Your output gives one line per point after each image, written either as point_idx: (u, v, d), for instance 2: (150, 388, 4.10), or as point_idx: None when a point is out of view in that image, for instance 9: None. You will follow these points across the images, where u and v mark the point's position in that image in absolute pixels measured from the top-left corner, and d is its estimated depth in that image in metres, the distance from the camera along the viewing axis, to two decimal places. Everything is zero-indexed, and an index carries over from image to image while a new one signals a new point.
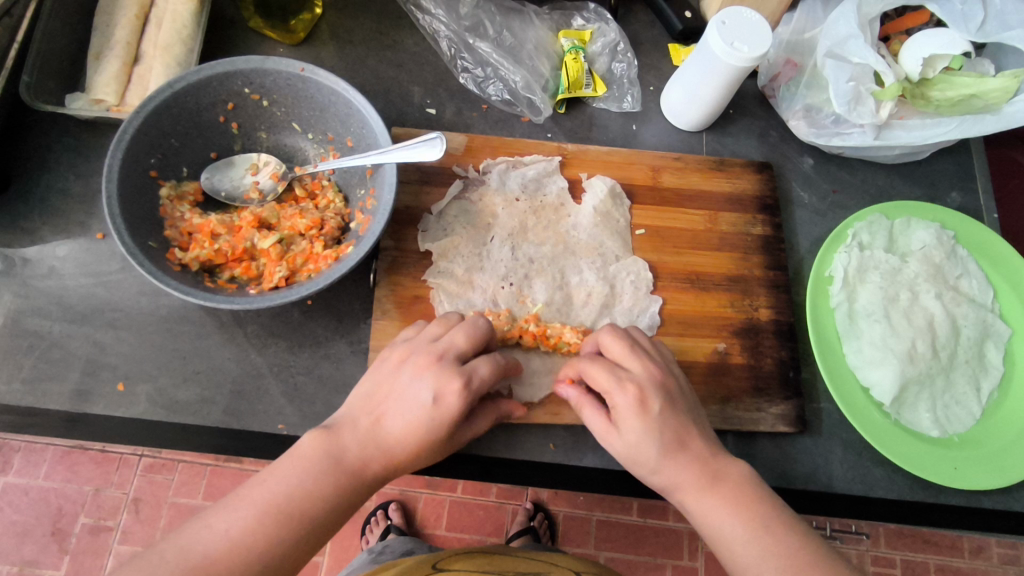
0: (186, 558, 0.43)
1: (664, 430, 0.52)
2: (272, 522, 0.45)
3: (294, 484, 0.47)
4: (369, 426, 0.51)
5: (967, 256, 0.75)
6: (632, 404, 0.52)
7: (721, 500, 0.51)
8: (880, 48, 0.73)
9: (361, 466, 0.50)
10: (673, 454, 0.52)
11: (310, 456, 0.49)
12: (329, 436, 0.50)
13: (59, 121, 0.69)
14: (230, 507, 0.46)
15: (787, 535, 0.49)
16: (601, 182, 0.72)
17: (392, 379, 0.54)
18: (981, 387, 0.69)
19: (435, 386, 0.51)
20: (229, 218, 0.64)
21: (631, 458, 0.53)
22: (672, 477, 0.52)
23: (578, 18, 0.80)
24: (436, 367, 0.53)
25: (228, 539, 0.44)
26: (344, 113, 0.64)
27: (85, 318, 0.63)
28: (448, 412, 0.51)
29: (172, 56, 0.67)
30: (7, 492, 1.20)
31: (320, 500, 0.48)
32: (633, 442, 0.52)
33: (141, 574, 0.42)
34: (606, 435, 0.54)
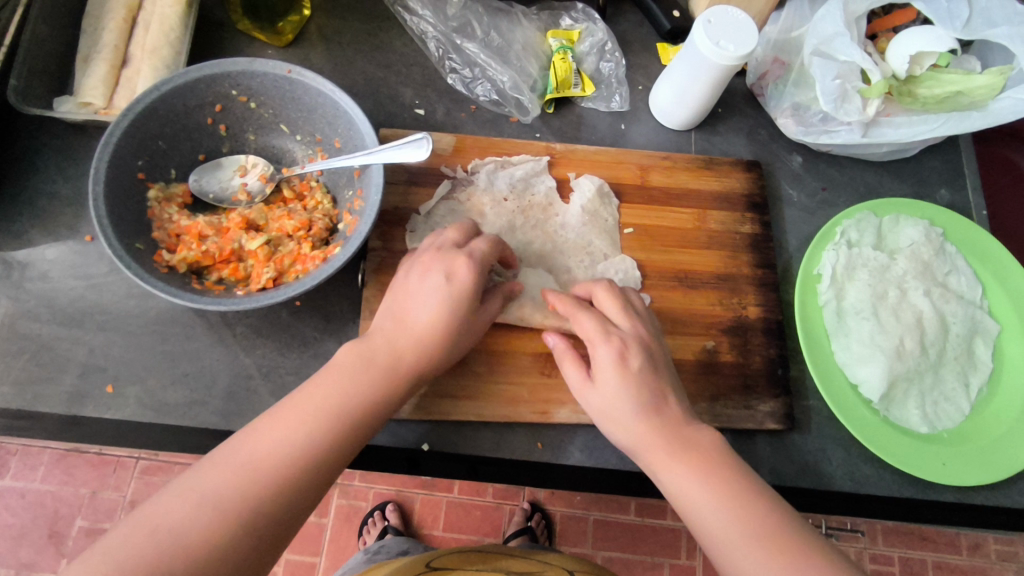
0: (236, 462, 0.45)
1: (644, 388, 0.53)
2: (318, 420, 0.47)
3: (334, 387, 0.49)
4: (393, 326, 0.53)
5: (956, 253, 0.75)
6: (612, 356, 0.55)
7: (694, 472, 0.50)
8: (867, 46, 0.73)
9: (395, 360, 0.52)
10: (646, 417, 0.52)
11: (344, 364, 0.51)
12: (360, 345, 0.52)
13: (47, 124, 0.69)
14: (274, 415, 0.48)
15: (754, 506, 0.48)
16: (589, 181, 0.72)
17: (401, 285, 0.56)
18: (969, 384, 0.70)
19: (445, 269, 0.55)
20: (218, 220, 0.64)
21: (601, 414, 0.55)
22: (639, 436, 0.52)
23: (566, 18, 0.80)
24: (440, 255, 0.56)
25: (275, 447, 0.46)
26: (331, 114, 0.64)
27: (73, 320, 0.63)
28: (463, 283, 0.54)
29: (160, 58, 0.67)
30: (4, 495, 1.20)
31: (359, 395, 0.50)
32: (612, 395, 0.54)
33: (198, 478, 0.44)
34: (584, 389, 0.56)
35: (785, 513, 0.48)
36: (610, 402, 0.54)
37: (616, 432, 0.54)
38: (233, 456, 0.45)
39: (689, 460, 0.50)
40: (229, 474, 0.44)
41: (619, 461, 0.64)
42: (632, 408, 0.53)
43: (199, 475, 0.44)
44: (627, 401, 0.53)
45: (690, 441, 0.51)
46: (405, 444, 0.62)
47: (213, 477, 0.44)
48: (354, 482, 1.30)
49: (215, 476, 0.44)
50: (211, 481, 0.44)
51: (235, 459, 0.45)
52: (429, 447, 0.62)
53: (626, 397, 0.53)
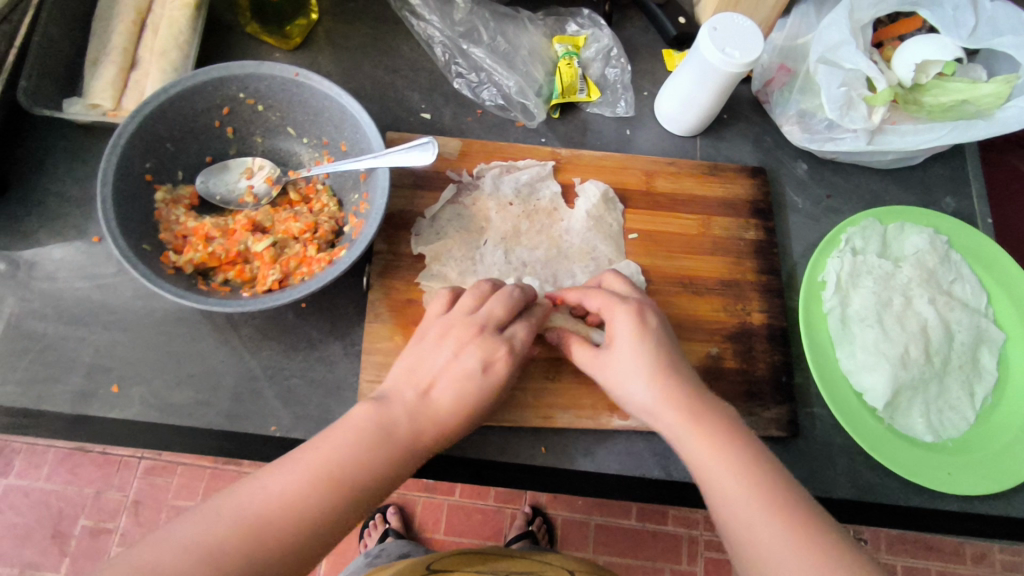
0: (241, 515, 0.43)
1: (661, 347, 0.55)
2: (325, 489, 0.45)
3: (348, 453, 0.47)
4: (417, 400, 0.52)
5: (961, 261, 0.75)
6: (632, 326, 0.56)
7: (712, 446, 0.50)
8: (872, 54, 0.73)
9: (412, 439, 0.50)
10: (660, 382, 0.53)
11: (362, 428, 0.49)
12: (381, 410, 0.51)
13: (57, 125, 0.69)
14: (284, 467, 0.46)
15: (763, 473, 0.49)
16: (593, 186, 0.73)
17: (432, 354, 0.55)
18: (974, 393, 0.69)
19: (484, 355, 0.54)
20: (224, 221, 0.64)
21: (617, 379, 0.55)
22: (658, 397, 0.53)
23: (572, 23, 0.80)
24: (480, 337, 0.55)
25: (282, 501, 0.44)
26: (338, 117, 0.65)
27: (80, 320, 0.63)
28: (497, 374, 0.54)
29: (169, 61, 0.68)
30: (8, 494, 1.20)
31: (374, 466, 0.48)
32: (629, 357, 0.55)
33: (201, 526, 0.42)
34: (593, 361, 0.58)
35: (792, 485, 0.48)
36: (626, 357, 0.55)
37: (628, 396, 0.55)
38: (236, 508, 0.43)
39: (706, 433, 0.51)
40: (233, 526, 0.42)
41: (622, 466, 0.64)
42: (646, 372, 0.54)
43: (200, 524, 0.42)
44: (644, 357, 0.54)
45: (707, 415, 0.52)
46: None
47: (214, 528, 0.42)
48: None
49: (216, 529, 0.42)
50: (212, 533, 0.42)
51: (237, 514, 0.43)
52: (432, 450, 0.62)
53: (641, 358, 0.54)
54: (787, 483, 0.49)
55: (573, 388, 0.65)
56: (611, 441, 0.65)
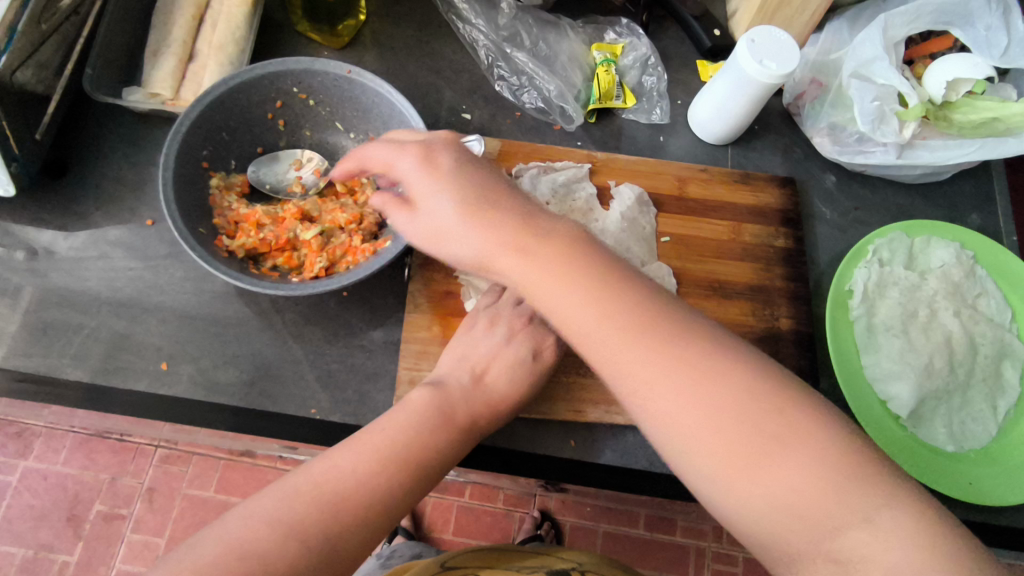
0: (317, 492, 0.43)
1: (456, 177, 0.52)
2: (395, 468, 0.46)
3: (412, 434, 0.49)
4: (472, 383, 0.55)
5: (986, 277, 0.76)
6: (416, 160, 0.53)
7: (684, 392, 0.42)
8: (904, 71, 0.75)
9: (470, 421, 0.53)
10: (592, 297, 0.45)
11: (422, 411, 0.51)
12: (439, 394, 0.53)
13: (115, 112, 0.72)
14: (351, 448, 0.47)
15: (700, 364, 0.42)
16: (628, 189, 0.74)
17: (485, 342, 0.59)
18: (997, 406, 0.70)
19: (534, 345, 0.59)
20: (273, 209, 0.67)
21: (433, 233, 0.51)
22: (479, 237, 0.49)
23: (610, 32, 0.83)
24: (529, 327, 0.60)
25: (356, 480, 0.45)
26: (386, 114, 0.67)
27: (132, 299, 0.65)
28: (545, 362, 0.59)
29: (226, 55, 0.71)
30: (27, 476, 1.23)
31: (438, 446, 0.50)
32: (434, 210, 0.51)
33: (278, 504, 0.42)
34: (410, 218, 0.53)
35: (727, 383, 0.42)
36: (541, 276, 0.46)
37: (495, 269, 0.49)
38: (313, 487, 0.43)
39: (704, 382, 0.42)
40: (312, 503, 0.42)
41: (649, 463, 0.66)
42: (579, 293, 0.45)
43: (277, 503, 0.42)
44: (502, 235, 0.48)
45: (658, 339, 0.43)
46: None
47: (295, 506, 0.42)
48: None
49: (297, 507, 0.42)
50: (292, 512, 0.42)
51: (315, 494, 0.43)
52: None
53: (575, 287, 0.45)
54: (730, 392, 0.41)
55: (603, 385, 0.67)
56: (638, 438, 0.67)
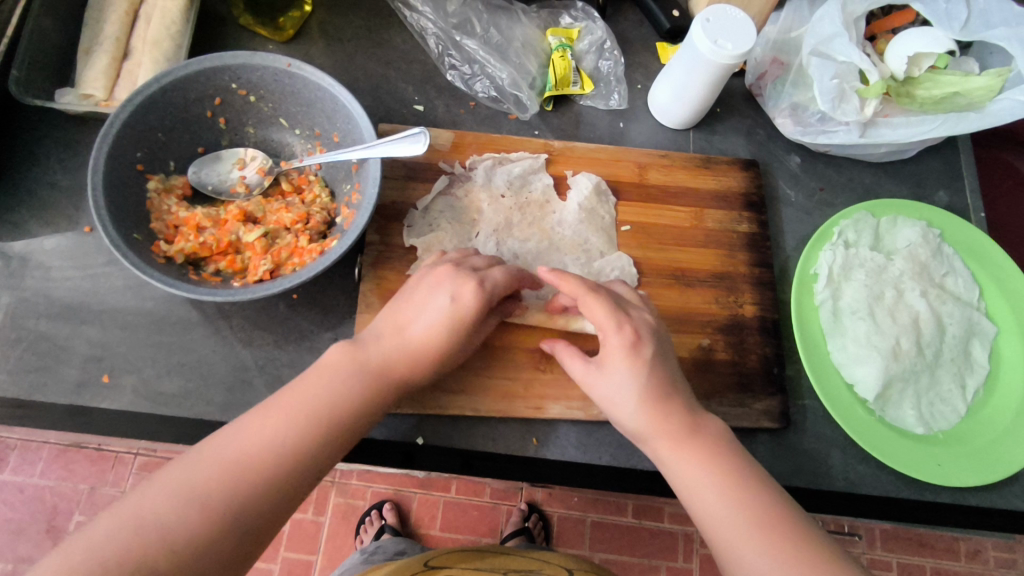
0: (222, 456, 0.45)
1: (653, 375, 0.55)
2: (305, 423, 0.48)
3: (325, 389, 0.50)
4: (392, 335, 0.54)
5: (953, 255, 0.75)
6: (625, 343, 0.56)
7: (775, 548, 0.48)
8: (865, 47, 0.74)
9: (388, 371, 0.53)
10: (726, 483, 0.51)
11: (336, 365, 0.52)
12: (354, 350, 0.53)
13: (48, 116, 0.69)
14: (261, 411, 0.48)
15: (753, 496, 0.51)
16: (586, 179, 0.73)
17: (411, 296, 0.57)
18: (966, 385, 0.70)
19: (453, 289, 0.56)
20: (215, 212, 0.64)
21: (605, 399, 0.56)
22: (647, 423, 0.54)
23: (565, 16, 0.80)
24: (453, 275, 0.57)
25: (261, 439, 0.47)
26: (330, 108, 0.65)
27: (72, 309, 0.63)
28: (467, 308, 0.55)
29: (161, 51, 0.68)
30: (3, 489, 1.20)
31: (349, 398, 0.50)
32: (620, 385, 0.55)
33: (182, 472, 0.44)
34: (586, 377, 0.58)
35: (779, 512, 0.50)
36: (686, 465, 0.53)
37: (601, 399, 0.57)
38: (217, 455, 0.45)
39: (777, 539, 0.48)
40: (214, 468, 0.45)
41: (613, 458, 0.64)
42: (714, 482, 0.51)
43: (182, 471, 0.44)
44: (665, 423, 0.54)
45: (757, 510, 0.50)
46: (399, 437, 0.62)
47: (198, 472, 0.44)
48: (351, 480, 1.30)
49: (199, 472, 0.44)
50: (197, 476, 0.44)
51: (219, 459, 0.45)
52: (423, 441, 0.63)
53: (714, 470, 0.52)
54: (778, 518, 0.49)
55: (563, 381, 0.65)
56: (601, 433, 0.65)
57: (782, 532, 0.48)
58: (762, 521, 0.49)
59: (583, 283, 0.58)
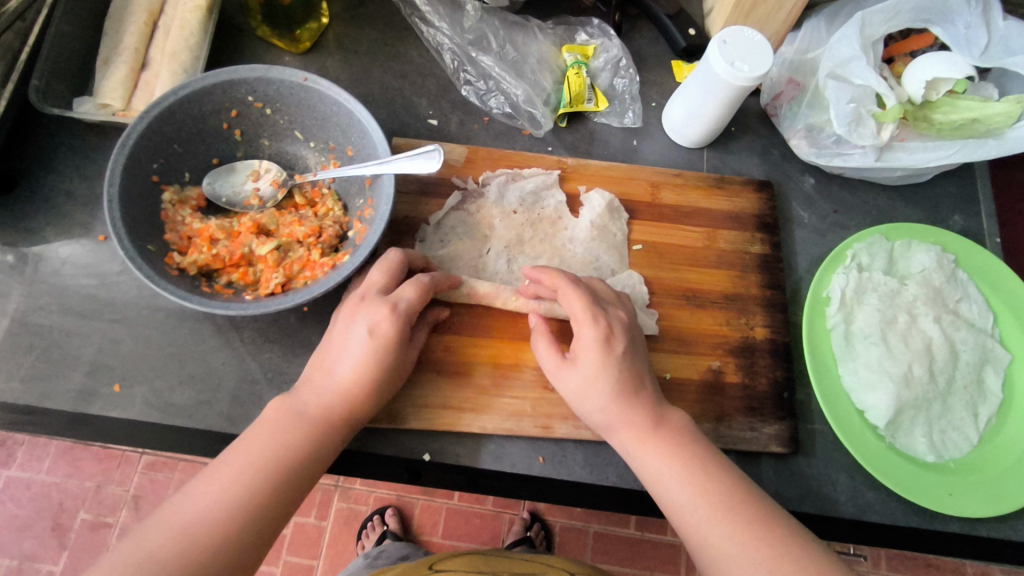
0: (171, 526, 0.47)
1: (620, 369, 0.56)
2: (251, 477, 0.50)
3: (267, 442, 0.52)
4: (320, 378, 0.55)
5: (967, 280, 0.75)
6: (598, 338, 0.56)
7: (741, 532, 0.49)
8: (883, 70, 0.74)
9: (324, 413, 0.54)
10: (689, 470, 0.52)
11: (275, 418, 0.53)
12: (290, 399, 0.54)
13: (66, 124, 0.70)
14: (211, 473, 0.50)
15: (719, 481, 0.52)
16: (599, 196, 0.72)
17: (332, 333, 0.58)
18: (978, 413, 0.69)
19: (370, 321, 0.56)
20: (229, 223, 0.65)
21: (575, 396, 0.57)
22: (614, 414, 0.55)
23: (581, 33, 0.80)
24: (365, 305, 0.57)
25: (208, 502, 0.48)
26: (345, 123, 0.65)
27: (84, 318, 0.63)
28: (384, 338, 0.55)
29: (180, 63, 0.68)
30: (9, 486, 1.21)
31: (296, 448, 0.52)
32: (592, 376, 0.56)
33: (133, 546, 0.45)
34: (559, 371, 0.58)
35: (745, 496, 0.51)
36: (651, 459, 0.53)
37: (567, 394, 0.57)
38: (169, 521, 0.47)
39: (742, 525, 0.49)
40: (165, 537, 0.46)
41: (619, 479, 0.64)
42: (682, 470, 0.52)
43: (135, 543, 0.46)
44: (629, 414, 0.55)
45: (726, 501, 0.50)
46: (405, 453, 0.62)
47: (150, 543, 0.45)
48: (355, 486, 1.30)
49: (151, 540, 0.46)
50: (150, 544, 0.45)
51: (171, 528, 0.46)
52: (429, 457, 0.63)
53: (678, 464, 0.53)
54: (746, 503, 0.50)
55: None
56: (609, 453, 0.65)
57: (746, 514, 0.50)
58: (729, 504, 0.50)
59: (568, 277, 0.61)
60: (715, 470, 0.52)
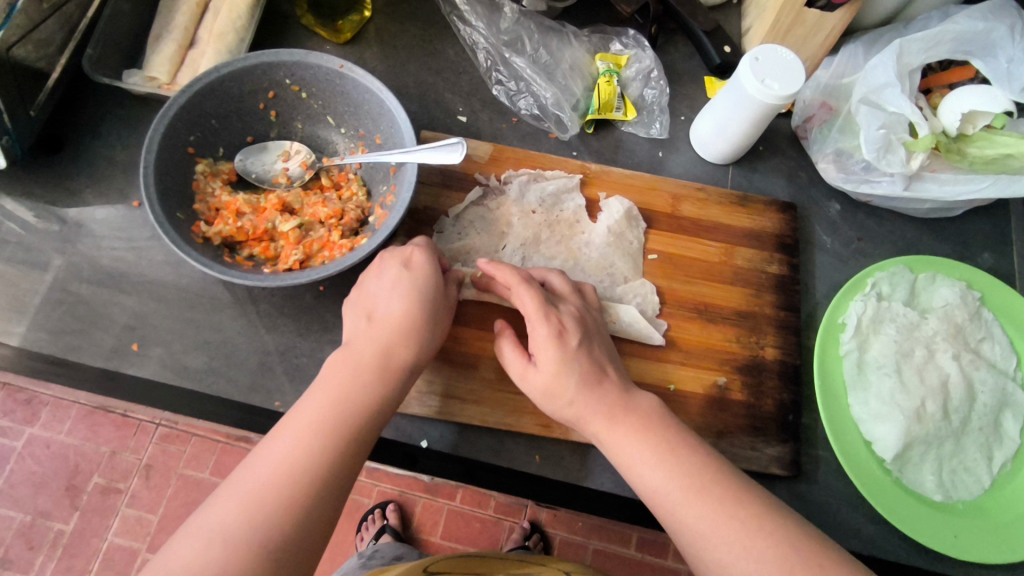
0: (255, 486, 0.46)
1: (578, 361, 0.56)
2: (328, 429, 0.49)
3: (334, 392, 0.51)
4: (367, 324, 0.56)
5: (992, 320, 0.73)
6: (551, 336, 0.56)
7: (712, 510, 0.49)
8: (919, 99, 0.73)
9: (386, 356, 0.54)
10: (659, 452, 0.52)
11: (334, 371, 0.53)
12: (344, 349, 0.54)
13: (115, 94, 0.73)
14: (286, 433, 0.49)
15: (689, 460, 0.52)
16: (618, 203, 0.73)
17: (360, 288, 0.59)
18: (992, 457, 0.67)
19: (403, 259, 0.59)
20: (255, 199, 0.67)
21: (541, 395, 0.57)
22: (579, 406, 0.55)
23: (616, 42, 0.81)
24: (391, 252, 0.60)
25: (288, 458, 0.48)
26: (375, 111, 0.66)
27: (112, 279, 0.66)
28: (420, 268, 0.58)
29: (225, 43, 0.71)
30: (31, 443, 1.24)
31: (365, 392, 0.52)
32: (552, 371, 0.56)
33: (220, 509, 0.45)
34: (525, 373, 0.57)
35: (717, 472, 0.52)
36: (621, 445, 0.54)
37: (533, 392, 0.57)
38: (242, 487, 0.46)
39: (711, 502, 0.50)
40: (250, 497, 0.46)
41: (616, 485, 0.64)
42: (652, 452, 0.52)
43: (220, 507, 0.45)
44: (593, 405, 0.55)
45: (694, 477, 0.51)
46: (403, 438, 0.63)
47: (234, 506, 0.45)
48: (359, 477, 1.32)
49: (227, 506, 0.45)
50: (232, 507, 0.45)
51: (248, 493, 0.46)
52: (427, 445, 0.63)
53: (647, 448, 0.53)
54: (719, 478, 0.51)
55: None
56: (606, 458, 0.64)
57: (715, 488, 0.50)
58: (700, 481, 0.51)
59: (518, 273, 0.60)
60: (683, 448, 0.53)
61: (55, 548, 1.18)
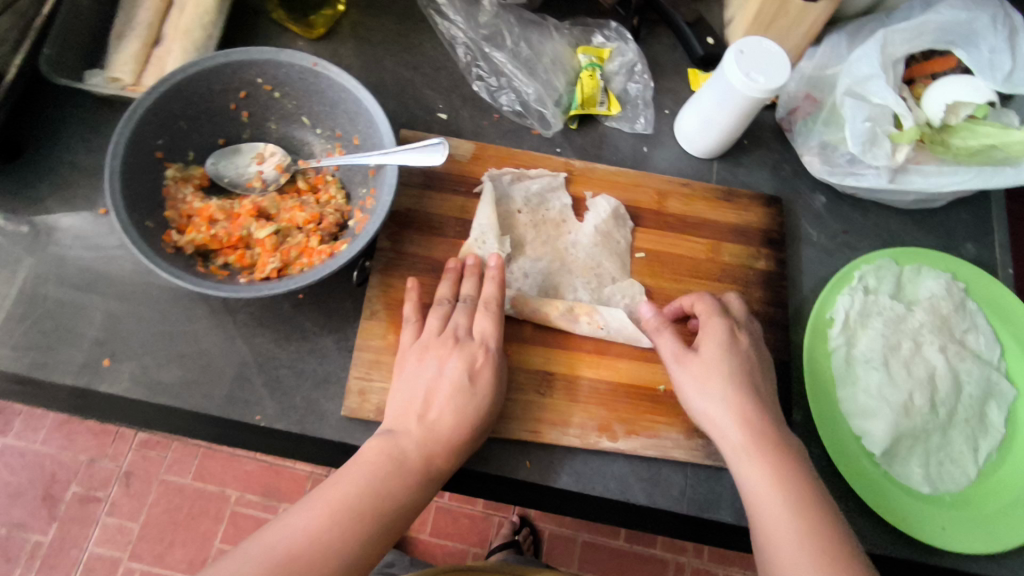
0: (270, 554, 0.44)
1: (745, 364, 0.60)
2: (352, 521, 0.47)
3: (365, 484, 0.49)
4: (418, 423, 0.54)
5: (976, 311, 0.73)
6: (728, 333, 0.61)
7: (804, 532, 0.50)
8: (901, 90, 0.72)
9: (424, 461, 0.53)
10: (770, 468, 0.54)
11: (374, 459, 0.51)
12: (389, 441, 0.53)
13: (77, 96, 0.70)
14: (307, 506, 0.47)
15: (797, 480, 0.53)
16: (604, 202, 0.71)
17: (414, 373, 0.58)
18: (978, 448, 0.67)
19: (468, 366, 0.58)
20: (230, 204, 0.64)
21: (692, 385, 0.59)
22: (726, 405, 0.57)
23: (598, 35, 0.80)
24: (457, 348, 0.59)
25: (308, 535, 0.45)
26: (352, 111, 0.64)
27: (79, 289, 0.63)
28: (482, 381, 0.57)
29: (192, 41, 0.68)
30: (4, 453, 1.20)
31: (395, 494, 0.50)
32: (717, 365, 0.59)
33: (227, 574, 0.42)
34: (680, 358, 0.61)
35: (818, 502, 0.52)
36: (742, 455, 0.55)
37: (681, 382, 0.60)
38: (265, 551, 0.44)
39: (808, 525, 0.50)
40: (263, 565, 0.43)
41: (608, 489, 0.63)
42: (761, 464, 0.54)
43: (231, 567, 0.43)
44: (745, 404, 0.57)
45: (795, 493, 0.52)
46: None
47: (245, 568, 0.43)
48: None
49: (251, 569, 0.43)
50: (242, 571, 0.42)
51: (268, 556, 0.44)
52: None
53: (760, 460, 0.54)
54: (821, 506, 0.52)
55: (563, 407, 0.64)
56: (598, 462, 0.64)
57: (816, 514, 0.51)
58: (803, 502, 0.52)
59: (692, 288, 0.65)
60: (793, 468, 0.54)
61: (32, 561, 1.15)
